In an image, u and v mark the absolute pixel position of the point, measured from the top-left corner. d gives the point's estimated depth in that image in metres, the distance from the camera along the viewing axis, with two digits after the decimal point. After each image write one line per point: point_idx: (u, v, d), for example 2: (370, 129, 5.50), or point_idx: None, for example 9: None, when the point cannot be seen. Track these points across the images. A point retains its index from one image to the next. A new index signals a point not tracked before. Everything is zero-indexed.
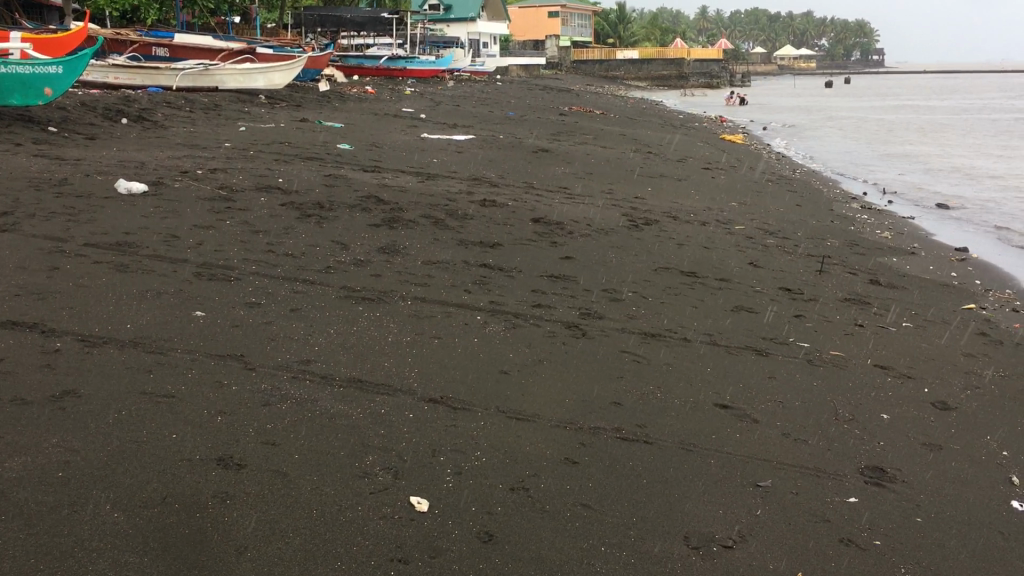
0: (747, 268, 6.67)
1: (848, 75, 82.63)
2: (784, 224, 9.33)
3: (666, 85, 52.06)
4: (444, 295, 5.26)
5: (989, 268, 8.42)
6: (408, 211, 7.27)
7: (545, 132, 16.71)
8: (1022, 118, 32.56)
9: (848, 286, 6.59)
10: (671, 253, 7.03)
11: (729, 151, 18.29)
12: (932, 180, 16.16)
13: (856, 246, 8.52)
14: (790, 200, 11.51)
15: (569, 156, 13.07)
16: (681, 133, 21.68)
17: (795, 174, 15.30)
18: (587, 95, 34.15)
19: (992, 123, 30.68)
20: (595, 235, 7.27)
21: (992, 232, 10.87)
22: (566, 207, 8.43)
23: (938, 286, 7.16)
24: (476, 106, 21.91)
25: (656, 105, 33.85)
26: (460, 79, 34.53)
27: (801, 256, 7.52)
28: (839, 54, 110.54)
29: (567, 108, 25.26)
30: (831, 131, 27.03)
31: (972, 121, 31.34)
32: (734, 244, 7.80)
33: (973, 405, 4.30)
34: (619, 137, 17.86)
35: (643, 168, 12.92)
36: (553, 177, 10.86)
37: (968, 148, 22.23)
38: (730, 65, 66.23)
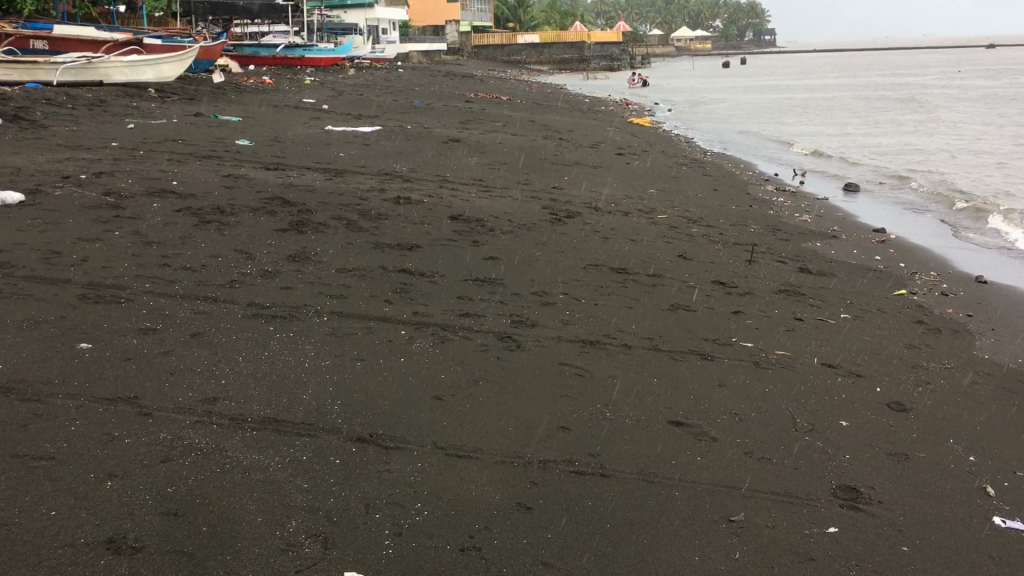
0: (677, 262, 6.43)
1: (742, 56, 84.45)
2: (704, 211, 9.15)
3: (568, 68, 52.08)
4: (363, 307, 4.84)
5: (909, 248, 8.41)
6: (316, 213, 6.78)
7: (452, 120, 16.25)
8: (911, 94, 33.65)
9: (780, 276, 6.42)
10: (598, 247, 6.74)
11: (638, 134, 18.17)
12: (838, 159, 16.36)
13: (778, 231, 8.40)
14: (705, 185, 11.38)
15: (481, 146, 12.67)
16: (589, 117, 21.52)
17: (706, 156, 15.28)
18: (491, 80, 33.76)
19: (885, 99, 31.58)
20: (517, 231, 6.93)
21: (903, 210, 10.96)
22: (483, 201, 8.06)
23: (865, 270, 7.07)
24: (379, 95, 21.29)
25: (560, 89, 33.71)
26: (361, 67, 33.71)
27: (727, 245, 7.34)
28: (732, 35, 112.90)
29: (472, 95, 24.80)
30: (734, 112, 27.34)
31: (866, 99, 32.13)
32: (659, 234, 7.56)
33: (928, 403, 4.12)
34: (528, 123, 17.56)
35: (556, 156, 12.64)
36: (466, 168, 10.47)
37: (866, 126, 22.69)
38: (630, 47, 66.76)
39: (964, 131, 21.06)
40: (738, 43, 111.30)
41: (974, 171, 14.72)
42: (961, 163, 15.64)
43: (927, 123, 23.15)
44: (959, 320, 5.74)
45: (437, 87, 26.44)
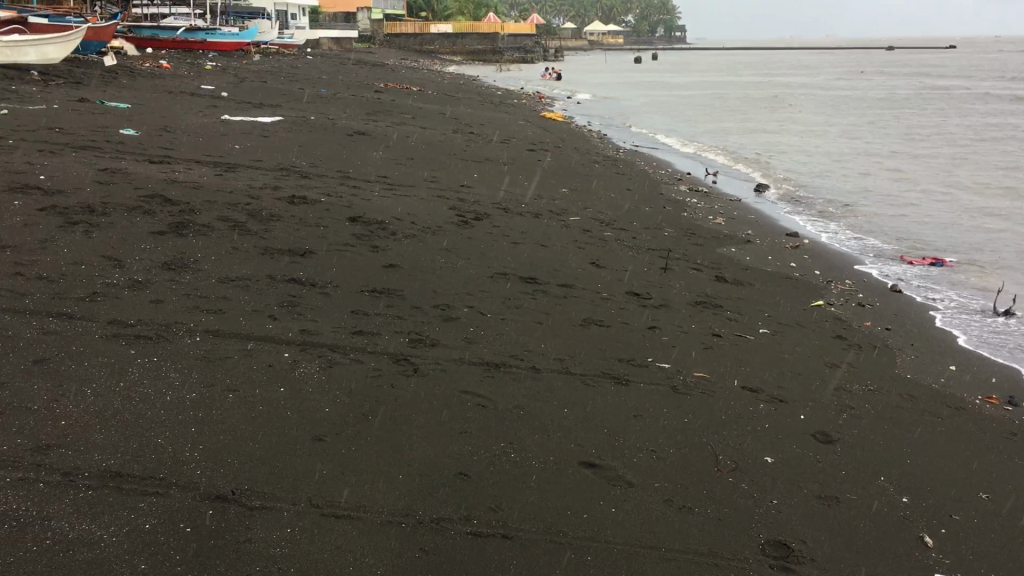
0: (590, 271, 6.10)
1: (653, 52, 85.55)
2: (617, 213, 8.88)
3: (481, 59, 51.68)
4: (243, 323, 4.34)
5: (823, 254, 8.28)
6: (200, 213, 6.20)
7: (360, 112, 15.65)
8: (815, 95, 34.40)
9: (696, 286, 6.15)
10: (506, 253, 6.36)
11: (551, 129, 17.88)
12: (748, 160, 16.39)
13: (693, 236, 8.17)
14: (618, 184, 11.13)
15: (388, 140, 12.16)
16: (501, 110, 21.15)
17: (619, 153, 15.10)
18: (402, 69, 33.09)
19: (790, 99, 32.18)
20: (421, 235, 6.49)
21: (814, 213, 10.94)
22: (387, 201, 7.59)
23: (781, 279, 6.88)
24: (284, 83, 20.48)
25: (473, 80, 33.27)
26: (268, 52, 32.60)
27: (641, 252, 7.06)
28: (643, 31, 114.37)
29: (382, 84, 24.14)
30: (646, 108, 27.39)
31: (773, 98, 32.67)
32: (571, 238, 7.23)
33: (854, 432, 3.88)
34: (438, 116, 17.09)
35: (466, 151, 12.23)
36: (371, 163, 9.97)
37: (774, 126, 22.94)
38: (543, 40, 66.73)
39: (868, 133, 21.48)
40: (650, 39, 112.62)
41: (880, 173, 14.91)
42: (866, 166, 15.86)
43: (832, 124, 23.55)
44: (878, 334, 5.58)
45: (345, 76, 25.67)
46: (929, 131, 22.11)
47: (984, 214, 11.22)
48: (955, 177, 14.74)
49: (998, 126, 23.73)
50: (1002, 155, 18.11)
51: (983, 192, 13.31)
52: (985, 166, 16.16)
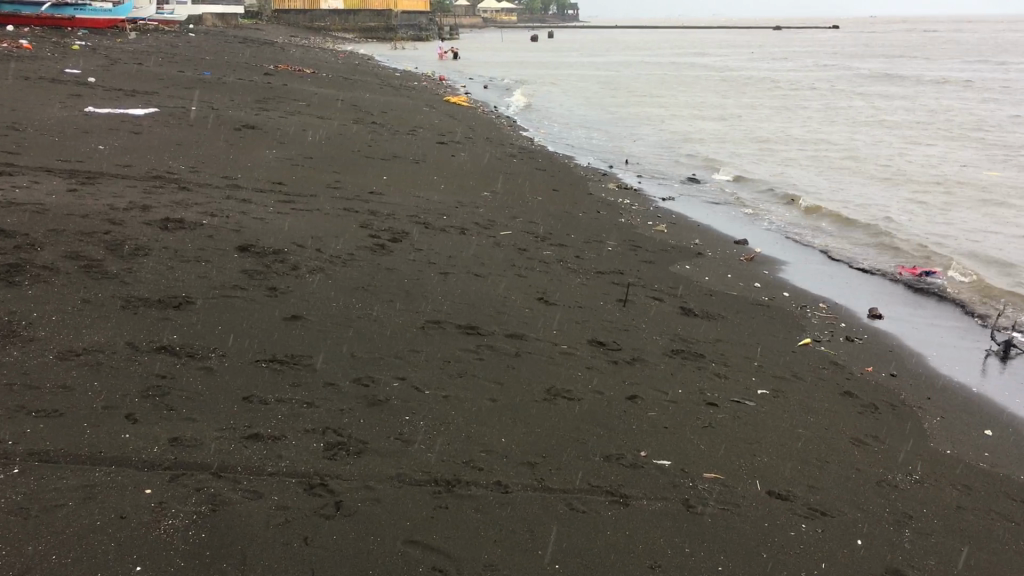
0: (538, 311, 5.04)
1: (546, 31, 85.02)
2: (551, 223, 7.84)
3: (375, 37, 49.91)
4: (86, 435, 3.06)
5: (781, 267, 7.43)
6: (42, 248, 4.83)
7: (248, 99, 14.09)
8: (716, 76, 34.20)
9: (665, 326, 5.15)
10: (435, 288, 5.24)
11: (458, 116, 16.70)
12: (667, 149, 15.60)
13: (638, 251, 7.22)
14: (542, 183, 10.09)
15: (281, 134, 10.76)
16: (402, 95, 19.83)
17: (533, 144, 14.07)
18: (292, 48, 31.23)
19: (692, 81, 31.81)
20: (330, 268, 5.30)
21: (752, 211, 10.15)
22: (285, 219, 6.33)
23: (752, 306, 5.98)
24: (161, 65, 18.66)
25: (368, 60, 31.72)
26: (146, 29, 30.25)
27: (590, 278, 6.03)
28: (537, 8, 113.78)
29: (272, 66, 22.38)
30: (550, 92, 26.47)
31: (675, 80, 32.28)
32: (507, 261, 6.16)
33: (931, 565, 2.92)
34: (335, 102, 15.73)
35: (370, 146, 11.00)
36: (264, 166, 8.64)
37: (685, 110, 22.30)
38: (437, 18, 65.26)
39: (778, 117, 21.03)
40: (544, 16, 111.80)
41: (804, 162, 14.33)
42: (790, 154, 15.26)
43: (740, 108, 23.09)
44: (887, 385, 4.69)
45: (229, 56, 23.76)
46: (838, 115, 21.86)
47: (926, 208, 10.66)
48: (880, 165, 14.26)
49: (901, 108, 23.70)
50: (917, 138, 17.84)
51: (912, 182, 12.85)
52: (904, 153, 15.79)
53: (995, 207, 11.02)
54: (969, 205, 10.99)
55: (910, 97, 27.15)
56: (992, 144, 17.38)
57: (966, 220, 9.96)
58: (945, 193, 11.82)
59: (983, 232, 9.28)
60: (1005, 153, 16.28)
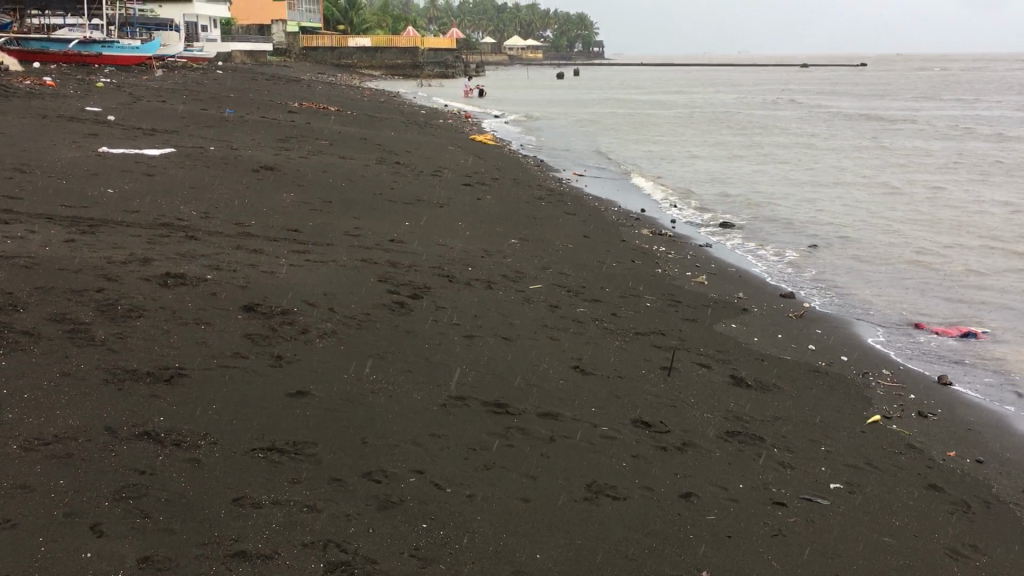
0: (573, 383, 4.49)
1: (572, 68, 85.33)
2: (583, 275, 7.33)
3: (401, 75, 50.06)
4: (38, 555, 2.54)
5: (834, 326, 6.86)
6: (26, 309, 4.36)
7: (269, 138, 13.76)
8: (744, 115, 33.78)
9: (715, 400, 4.60)
10: (459, 354, 4.72)
11: (484, 156, 16.30)
12: (699, 190, 15.09)
13: (680, 307, 6.68)
14: (571, 229, 9.60)
15: (300, 176, 10.36)
16: (427, 133, 19.50)
17: (561, 186, 13.61)
18: (318, 86, 31.15)
19: (721, 119, 31.38)
20: (343, 331, 4.79)
21: (796, 259, 9.59)
22: (297, 272, 5.86)
23: (809, 374, 5.40)
24: (185, 103, 18.45)
25: (394, 98, 31.56)
26: (173, 66, 30.30)
27: (628, 341, 5.49)
28: (562, 46, 114.34)
29: (296, 104, 22.19)
30: (577, 130, 26.10)
31: (704, 118, 31.86)
32: (538, 321, 5.64)
33: None
34: (359, 141, 15.39)
35: (393, 188, 10.58)
36: (280, 211, 8.21)
37: (714, 149, 21.80)
38: (464, 56, 65.58)
39: (812, 157, 20.50)
40: (570, 53, 112.30)
41: (842, 205, 13.77)
42: (828, 196, 14.69)
43: (772, 147, 22.57)
44: (975, 475, 4.10)
45: (254, 94, 23.59)
46: (873, 155, 21.28)
47: (979, 256, 10.04)
48: (923, 209, 13.66)
49: (938, 148, 23.08)
50: (958, 180, 17.24)
51: (960, 227, 12.24)
52: (947, 196, 15.18)
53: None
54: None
55: (945, 136, 26.54)
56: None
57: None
58: (997, 239, 11.19)
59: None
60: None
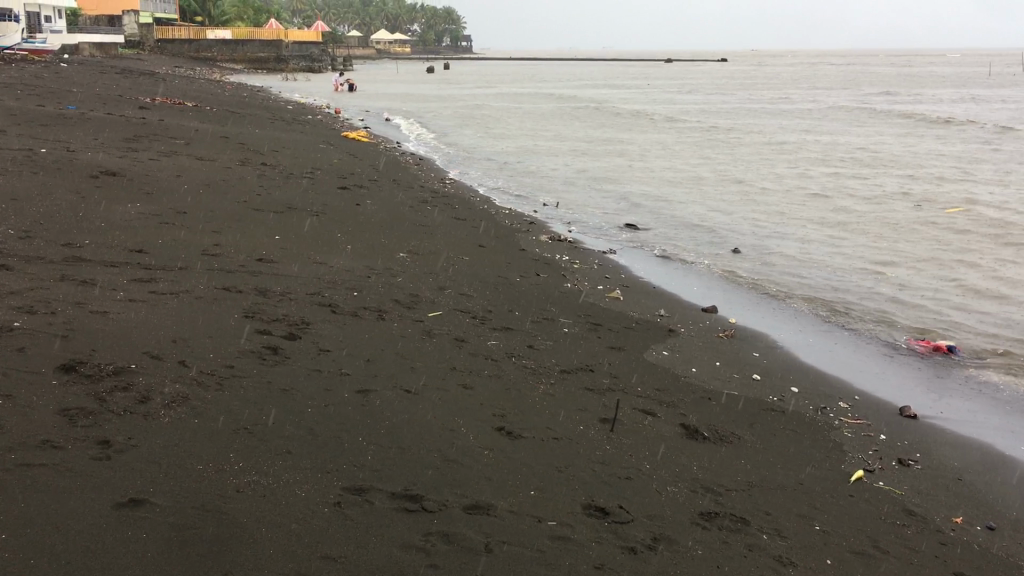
0: (501, 455, 3.53)
1: (443, 63, 84.37)
2: (487, 295, 6.38)
3: (265, 69, 47.95)
4: None
5: (771, 344, 6.14)
6: None
7: (115, 139, 12.19)
8: (619, 109, 33.70)
9: (674, 463, 3.73)
10: (352, 420, 3.68)
11: (360, 154, 15.17)
12: (593, 188, 14.35)
13: (602, 333, 5.81)
14: (466, 237, 8.64)
15: (150, 182, 9.00)
16: (296, 130, 18.18)
17: (445, 186, 12.65)
18: (176, 79, 29.12)
19: (597, 113, 31.12)
20: (197, 396, 3.67)
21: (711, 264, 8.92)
22: (139, 311, 4.66)
23: (766, 414, 4.63)
24: (19, 98, 16.52)
25: (259, 92, 29.87)
26: (12, 58, 27.71)
27: (555, 383, 4.57)
28: (431, 41, 113.19)
29: (149, 99, 20.34)
30: (455, 125, 25.21)
31: (580, 112, 31.53)
32: (443, 362, 4.64)
33: None
34: (220, 139, 14.00)
35: (259, 194, 9.37)
36: (126, 227, 6.91)
37: (598, 145, 21.22)
38: (331, 50, 63.62)
39: (694, 153, 20.26)
40: (439, 48, 111.29)
41: (736, 203, 13.35)
42: (725, 194, 14.19)
43: (652, 142, 22.28)
44: (998, 552, 3.37)
45: (101, 88, 21.50)
46: (755, 150, 21.15)
47: (897, 257, 9.61)
48: (821, 206, 13.34)
49: (812, 142, 23.31)
50: (840, 174, 17.21)
51: (864, 227, 11.92)
52: (839, 191, 14.96)
53: (966, 253, 10.11)
54: (930, 252, 10.05)
55: (821, 130, 26.81)
56: (922, 178, 16.78)
57: (949, 273, 8.94)
58: (907, 239, 10.87)
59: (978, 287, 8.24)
60: (941, 187, 15.64)
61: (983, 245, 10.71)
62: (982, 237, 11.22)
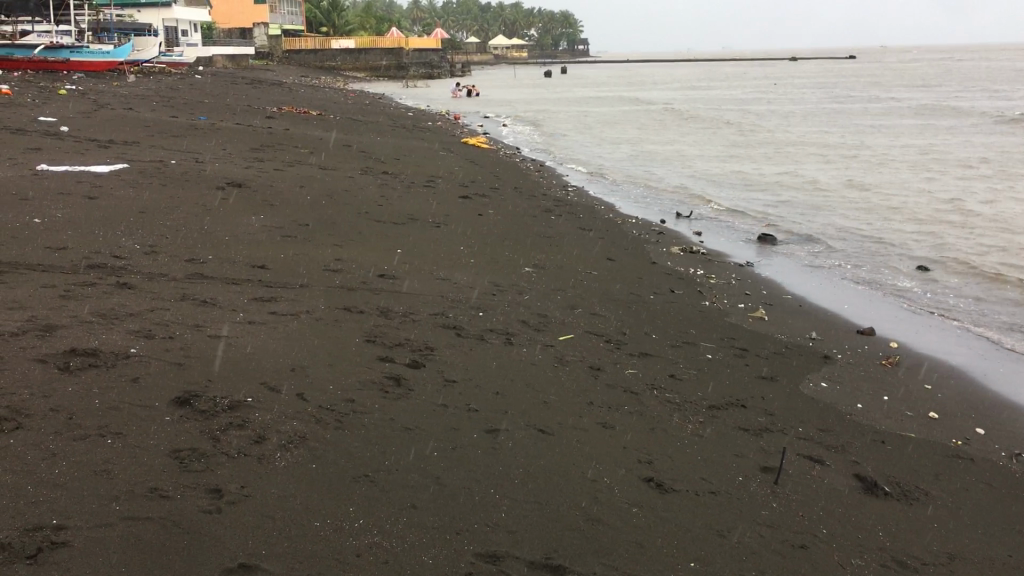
0: (651, 514, 3.07)
1: (560, 66, 84.08)
2: (620, 315, 5.92)
3: (386, 76, 48.63)
4: None
5: (945, 373, 5.45)
6: None
7: (242, 149, 12.27)
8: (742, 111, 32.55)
9: (854, 530, 3.19)
10: (485, 467, 3.29)
11: (479, 161, 14.91)
12: (725, 196, 13.67)
13: (750, 359, 5.26)
14: (594, 250, 8.20)
15: (273, 193, 8.90)
16: (416, 137, 18.10)
17: (567, 194, 12.24)
18: (301, 89, 29.67)
19: (719, 116, 30.13)
20: (315, 436, 3.35)
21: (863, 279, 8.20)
22: (257, 334, 4.41)
23: (955, 462, 4.02)
24: (154, 110, 16.96)
25: (380, 99, 30.15)
26: (149, 71, 28.74)
27: (704, 422, 4.07)
28: (548, 46, 113.11)
29: (274, 108, 20.67)
30: (574, 130, 24.76)
31: (701, 115, 30.58)
32: (581, 395, 4.21)
33: None
34: (342, 148, 13.98)
35: (380, 204, 9.16)
36: (249, 241, 6.77)
37: (726, 149, 20.44)
38: (450, 57, 64.18)
39: (827, 156, 19.22)
40: (557, 53, 111.07)
41: (878, 210, 12.44)
42: (871, 201, 13.29)
43: (780, 145, 21.28)
44: None
45: (230, 99, 22.01)
46: (892, 152, 19.92)
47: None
48: (973, 212, 12.29)
49: (956, 142, 21.81)
50: (989, 178, 15.96)
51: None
52: (991, 196, 13.81)
53: None
54: None
55: (965, 129, 25.21)
56: None
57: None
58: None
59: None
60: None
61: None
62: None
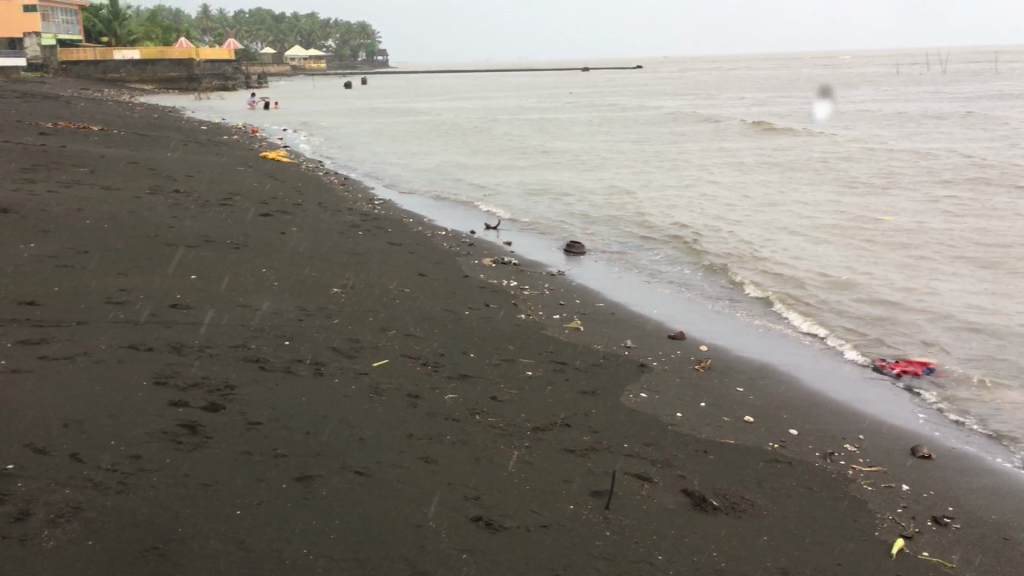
0: (481, 561, 2.84)
1: (361, 77, 83.21)
2: (434, 335, 5.67)
3: (175, 88, 46.26)
4: None
5: (752, 373, 5.58)
6: None
7: (9, 169, 11.11)
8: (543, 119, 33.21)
9: (687, 553, 3.09)
10: (294, 522, 2.94)
11: (279, 175, 14.29)
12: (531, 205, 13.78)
13: (569, 374, 5.16)
14: (405, 265, 7.92)
15: (45, 217, 8.03)
16: (209, 152, 17.17)
17: (374, 207, 11.91)
18: (80, 102, 27.64)
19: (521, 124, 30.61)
20: (93, 505, 2.89)
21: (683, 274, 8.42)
22: (23, 385, 3.83)
23: (771, 466, 4.05)
24: None
25: (171, 113, 28.56)
26: None
27: (528, 447, 3.89)
28: (348, 56, 111.61)
29: (49, 124, 19.05)
30: (379, 141, 24.41)
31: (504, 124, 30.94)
32: (397, 427, 3.93)
33: None
34: (125, 165, 12.98)
35: (170, 225, 8.49)
36: (15, 273, 6.01)
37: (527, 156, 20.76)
38: (245, 68, 61.98)
39: (626, 160, 19.85)
40: (357, 63, 109.87)
41: (677, 211, 12.88)
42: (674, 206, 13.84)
43: (581, 151, 21.80)
44: None
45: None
46: (685, 155, 20.84)
47: (865, 262, 9.26)
48: (763, 210, 12.94)
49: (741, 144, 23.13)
50: (774, 176, 16.94)
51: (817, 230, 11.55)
52: (778, 193, 14.64)
53: (917, 253, 9.79)
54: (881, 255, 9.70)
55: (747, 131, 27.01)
56: (853, 175, 16.61)
57: (931, 275, 8.73)
58: (872, 239, 10.68)
59: (966, 293, 8.01)
60: (883, 181, 15.66)
61: (952, 240, 10.54)
62: (945, 231, 11.15)
